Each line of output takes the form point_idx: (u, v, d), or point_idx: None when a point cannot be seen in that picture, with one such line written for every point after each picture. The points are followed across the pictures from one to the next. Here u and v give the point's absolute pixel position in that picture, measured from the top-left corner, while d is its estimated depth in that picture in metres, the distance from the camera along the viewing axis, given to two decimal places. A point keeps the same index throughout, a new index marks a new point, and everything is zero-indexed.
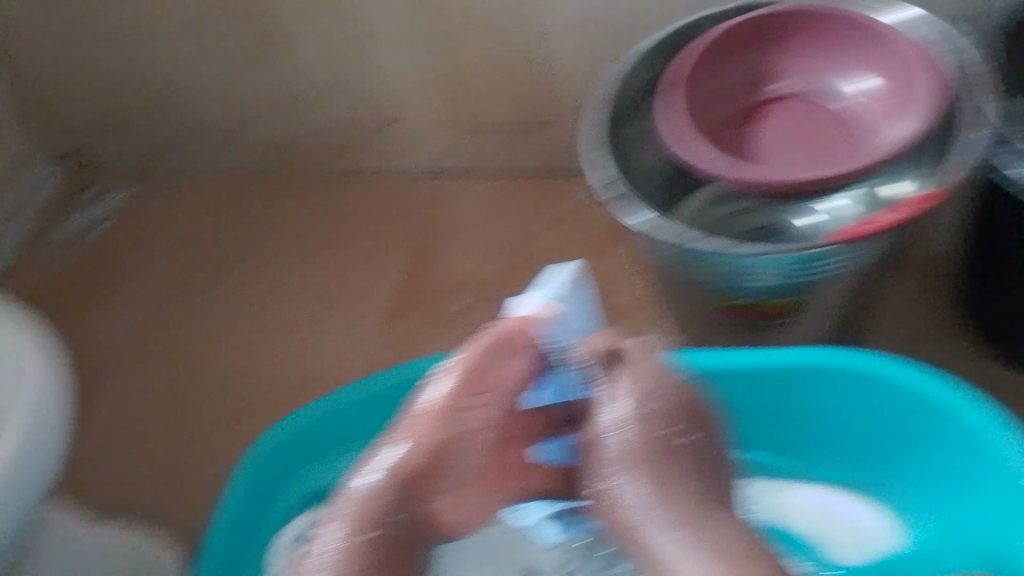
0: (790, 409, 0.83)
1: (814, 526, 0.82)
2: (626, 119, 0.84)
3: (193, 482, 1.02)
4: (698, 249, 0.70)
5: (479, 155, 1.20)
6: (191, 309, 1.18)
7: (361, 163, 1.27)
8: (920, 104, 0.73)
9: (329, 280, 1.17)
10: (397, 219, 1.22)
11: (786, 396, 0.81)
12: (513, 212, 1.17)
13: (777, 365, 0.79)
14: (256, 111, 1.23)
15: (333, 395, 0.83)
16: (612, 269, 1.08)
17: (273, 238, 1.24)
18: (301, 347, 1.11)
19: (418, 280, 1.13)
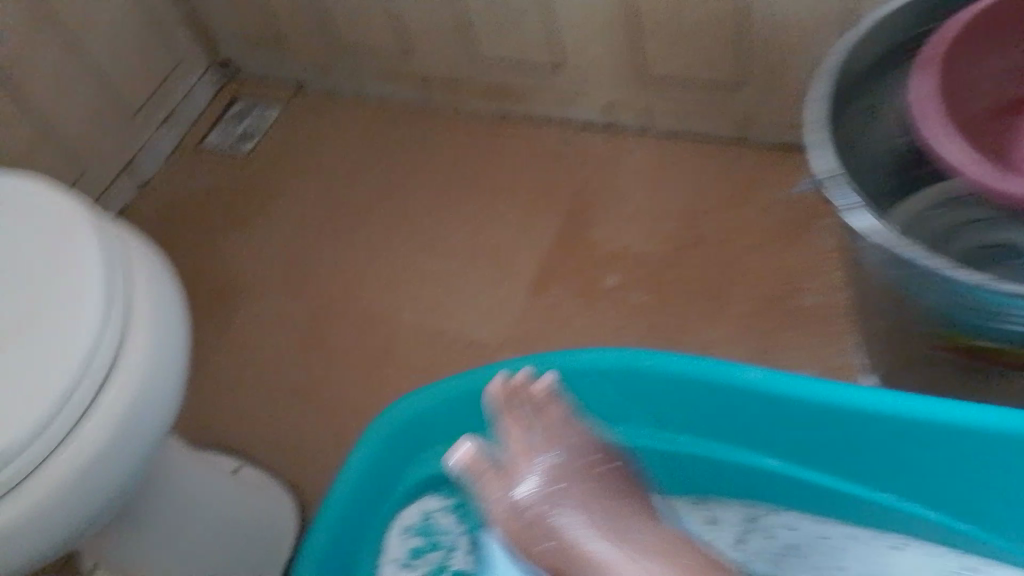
0: (1013, 488, 0.65)
1: None
2: (859, 95, 0.70)
3: (310, 427, 0.97)
4: (952, 278, 0.57)
5: (662, 108, 1.05)
6: (336, 243, 1.13)
7: (530, 105, 1.16)
8: None
9: (478, 230, 1.08)
10: (558, 171, 1.10)
11: (1013, 471, 0.63)
12: (690, 178, 1.03)
13: (1013, 433, 0.60)
14: (425, 37, 1.15)
15: (475, 371, 0.74)
16: (801, 262, 0.92)
17: (428, 178, 1.16)
18: (439, 300, 1.03)
19: (574, 243, 1.02)
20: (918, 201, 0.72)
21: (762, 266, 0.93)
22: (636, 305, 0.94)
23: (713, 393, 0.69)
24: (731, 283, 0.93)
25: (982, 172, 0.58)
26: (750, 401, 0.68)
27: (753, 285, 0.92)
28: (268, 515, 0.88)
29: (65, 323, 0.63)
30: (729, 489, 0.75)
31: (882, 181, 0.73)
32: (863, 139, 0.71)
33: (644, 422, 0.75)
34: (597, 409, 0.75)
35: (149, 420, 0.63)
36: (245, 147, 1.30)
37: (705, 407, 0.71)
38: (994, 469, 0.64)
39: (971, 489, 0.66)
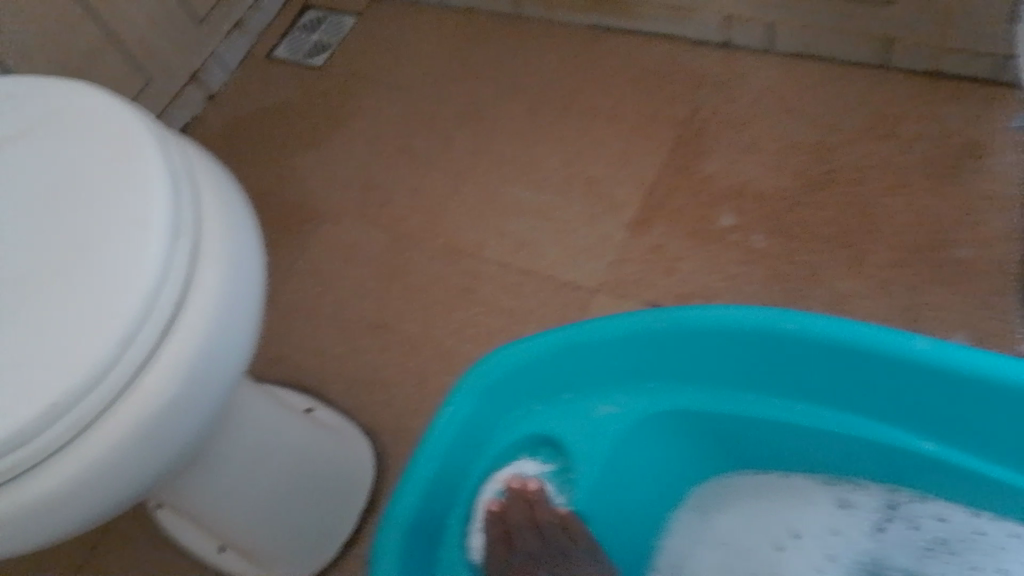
0: None
1: None
2: None
3: (385, 367, 0.89)
4: None
5: (790, 25, 0.92)
6: (415, 168, 1.04)
7: (633, 19, 1.03)
8: None
9: (572, 159, 0.97)
10: (664, 94, 0.98)
11: None
12: (818, 107, 0.90)
13: None
14: None
15: (583, 324, 0.65)
16: (951, 208, 0.80)
17: (517, 98, 1.05)
18: (529, 235, 0.93)
19: (682, 178, 0.91)
20: None
21: (906, 211, 0.81)
22: (754, 251, 0.83)
23: (870, 363, 0.59)
24: (868, 229, 0.81)
25: None
26: (915, 376, 0.58)
27: (895, 233, 0.80)
28: (344, 457, 0.81)
29: (110, 276, 0.51)
30: (876, 470, 0.66)
31: None
32: None
33: (779, 390, 0.66)
34: (726, 372, 0.66)
35: (216, 384, 0.53)
36: (318, 60, 1.20)
37: (856, 379, 0.61)
38: None
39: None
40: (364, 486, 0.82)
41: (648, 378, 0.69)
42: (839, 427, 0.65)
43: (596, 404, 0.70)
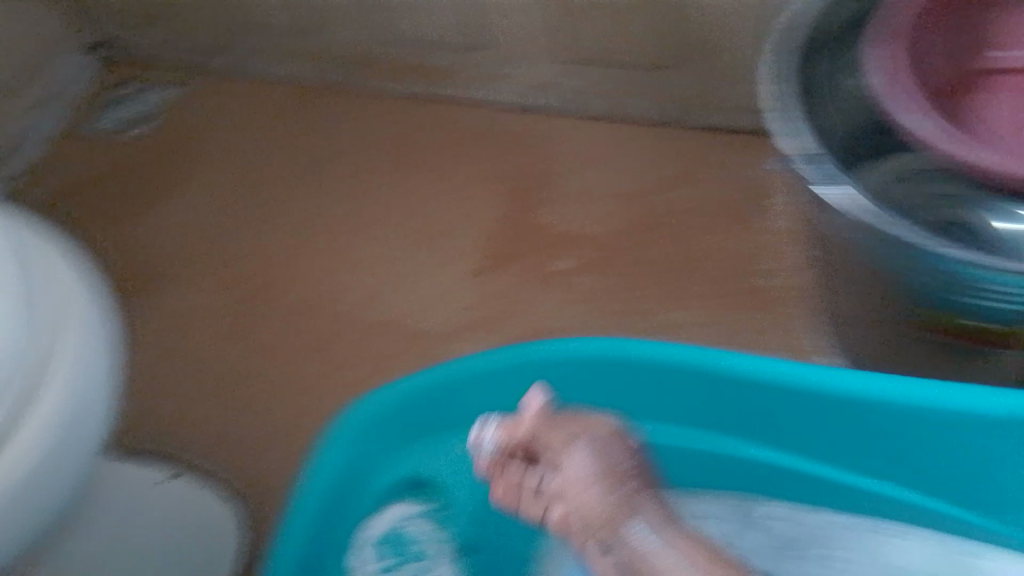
0: (997, 465, 0.65)
1: None
2: (810, 71, 0.70)
3: (245, 427, 0.89)
4: (938, 252, 0.55)
5: (593, 89, 1.04)
6: (254, 232, 1.05)
7: (450, 86, 1.12)
8: None
9: (412, 216, 1.03)
10: (491, 152, 1.07)
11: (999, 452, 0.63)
12: (626, 160, 1.02)
13: (997, 413, 0.60)
14: (334, 12, 1.08)
15: (441, 366, 0.70)
16: (746, 242, 0.93)
17: (351, 161, 1.10)
18: (377, 288, 0.97)
19: (514, 228, 0.99)
20: (876, 178, 0.71)
21: (710, 246, 0.93)
22: (589, 291, 0.92)
23: (699, 378, 0.67)
24: (684, 264, 0.93)
25: (937, 137, 0.59)
26: (735, 386, 0.67)
27: (707, 265, 0.92)
28: (206, 521, 0.81)
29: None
30: (715, 480, 0.74)
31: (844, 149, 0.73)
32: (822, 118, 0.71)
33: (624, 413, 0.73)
34: (575, 401, 0.73)
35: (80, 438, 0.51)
36: (138, 132, 1.19)
37: (685, 394, 0.70)
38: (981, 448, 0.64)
39: (947, 471, 0.67)
40: (230, 547, 0.80)
41: (509, 412, 0.75)
42: (674, 439, 0.74)
43: (460, 442, 0.75)
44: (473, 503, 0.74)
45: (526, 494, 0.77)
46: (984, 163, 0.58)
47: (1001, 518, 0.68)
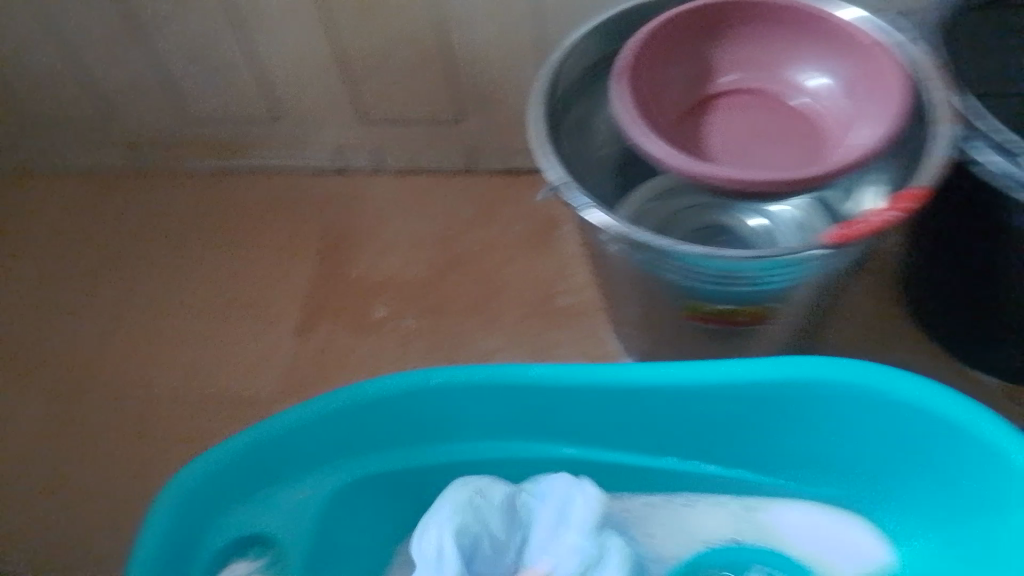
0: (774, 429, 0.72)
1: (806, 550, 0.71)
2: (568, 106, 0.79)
3: (74, 520, 0.87)
4: (681, 252, 0.65)
5: (390, 146, 1.13)
6: (65, 323, 1.04)
7: (256, 157, 1.17)
8: (890, 101, 0.69)
9: (227, 285, 1.05)
10: (298, 215, 1.11)
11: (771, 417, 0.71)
12: (428, 207, 1.10)
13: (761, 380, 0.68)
14: (132, 96, 1.12)
15: (265, 422, 0.70)
16: (545, 266, 1.01)
17: (160, 240, 1.11)
18: (197, 360, 0.98)
19: (329, 283, 1.03)
20: (641, 197, 0.84)
21: (513, 274, 1.01)
22: (406, 331, 0.97)
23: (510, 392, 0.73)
24: (489, 295, 0.99)
25: (674, 157, 0.68)
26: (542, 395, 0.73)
27: (510, 294, 0.99)
28: None
29: None
30: None
31: (610, 174, 0.83)
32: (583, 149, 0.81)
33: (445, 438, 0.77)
34: (398, 436, 0.76)
35: None
36: None
37: (501, 408, 0.74)
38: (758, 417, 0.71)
39: (737, 438, 0.73)
40: None
41: (335, 459, 0.75)
42: (496, 451, 0.77)
43: (290, 491, 0.73)
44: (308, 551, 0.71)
45: (355, 533, 0.75)
46: (710, 176, 0.67)
47: (789, 479, 0.74)
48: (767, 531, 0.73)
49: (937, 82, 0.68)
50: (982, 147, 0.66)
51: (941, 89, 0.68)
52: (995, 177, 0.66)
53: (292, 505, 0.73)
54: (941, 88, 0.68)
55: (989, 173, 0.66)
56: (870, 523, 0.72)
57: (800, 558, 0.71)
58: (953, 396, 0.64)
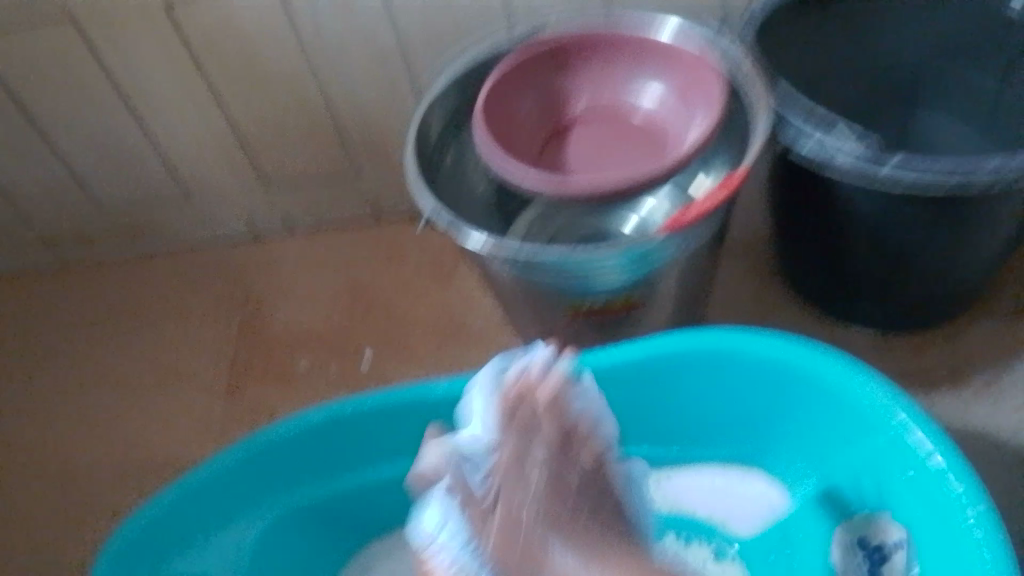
0: (662, 399, 0.79)
1: (711, 510, 0.79)
2: (443, 153, 0.85)
3: None
4: (545, 258, 0.73)
5: (296, 208, 1.19)
6: (5, 429, 1.08)
7: (170, 239, 1.22)
8: (713, 97, 0.78)
9: (156, 366, 1.10)
10: (218, 288, 1.17)
11: (656, 389, 0.78)
12: (340, 260, 1.16)
13: (638, 359, 0.75)
14: (40, 201, 1.17)
15: (196, 471, 0.79)
16: (454, 297, 1.08)
17: (87, 333, 1.16)
18: (139, 443, 1.04)
19: (253, 346, 1.09)
20: (522, 226, 0.89)
21: (424, 310, 1.07)
22: (330, 380, 1.03)
23: (417, 411, 0.82)
24: (404, 333, 1.06)
25: (533, 179, 0.77)
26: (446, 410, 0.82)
27: (425, 328, 1.06)
28: None
29: None
30: None
31: (489, 210, 0.88)
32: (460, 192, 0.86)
33: (367, 463, 0.86)
34: (322, 466, 0.85)
35: None
36: None
37: (406, 430, 0.84)
38: (645, 392, 0.78)
39: (635, 418, 0.80)
40: None
41: (267, 496, 0.84)
42: None
43: (227, 531, 0.82)
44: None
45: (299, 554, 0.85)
46: (568, 193, 0.75)
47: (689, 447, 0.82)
48: (676, 499, 0.80)
49: (755, 72, 0.78)
50: (803, 125, 0.75)
51: (760, 77, 0.78)
52: (817, 150, 0.75)
53: (230, 543, 0.82)
54: (760, 77, 0.78)
55: (812, 147, 0.76)
56: (761, 473, 0.79)
57: (708, 517, 0.79)
58: (802, 345, 0.71)
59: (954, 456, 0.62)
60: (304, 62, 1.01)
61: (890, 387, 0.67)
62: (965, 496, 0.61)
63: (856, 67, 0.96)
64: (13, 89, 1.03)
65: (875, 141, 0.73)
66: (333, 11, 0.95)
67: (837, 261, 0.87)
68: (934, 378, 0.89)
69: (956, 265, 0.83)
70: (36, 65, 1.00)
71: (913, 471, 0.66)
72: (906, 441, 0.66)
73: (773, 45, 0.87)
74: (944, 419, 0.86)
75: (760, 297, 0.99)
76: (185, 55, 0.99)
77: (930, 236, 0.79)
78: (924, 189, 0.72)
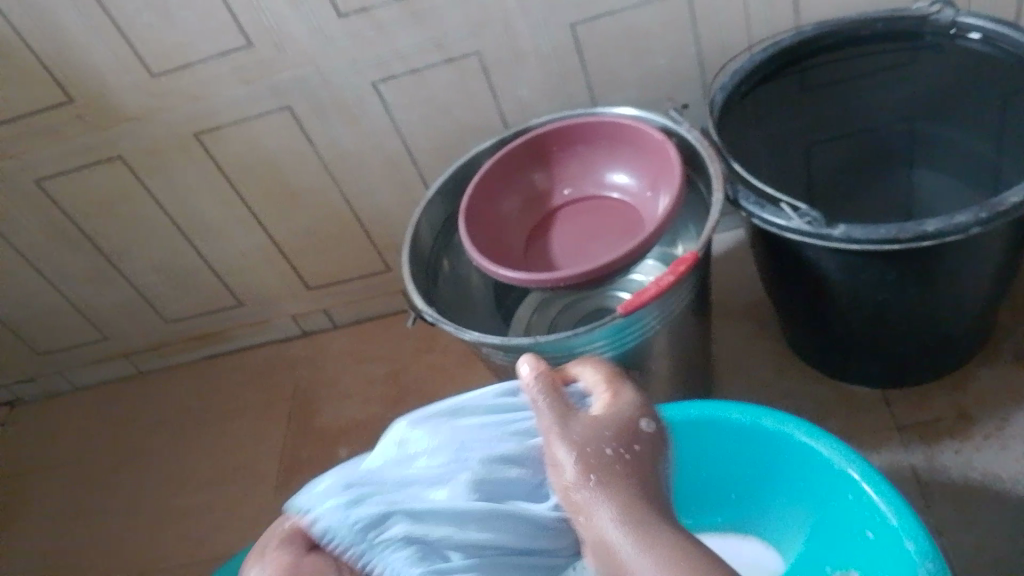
0: None
1: None
2: (437, 258, 0.93)
3: None
4: (518, 346, 0.77)
5: (338, 307, 1.29)
6: (86, 521, 1.20)
7: (230, 342, 1.34)
8: (672, 177, 0.82)
9: (216, 458, 1.21)
10: (271, 385, 1.27)
11: None
12: (379, 353, 1.25)
13: None
14: (116, 315, 1.31)
15: (224, 569, 0.84)
16: (479, 383, 1.15)
17: (158, 432, 1.28)
18: (196, 532, 1.13)
19: (300, 437, 1.19)
20: (525, 313, 0.97)
21: (453, 395, 1.15)
22: None
23: None
24: None
25: (510, 274, 0.82)
26: None
27: None
28: None
29: None
30: None
31: (490, 306, 0.96)
32: (462, 290, 0.94)
33: None
34: None
35: None
36: None
37: None
38: None
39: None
40: None
41: None
42: None
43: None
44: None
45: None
46: (538, 282, 0.80)
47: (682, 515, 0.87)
48: None
49: (711, 154, 0.82)
50: (752, 205, 0.80)
51: (715, 161, 0.81)
52: (767, 226, 0.79)
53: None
54: (715, 160, 0.81)
55: (763, 223, 0.80)
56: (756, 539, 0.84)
57: None
58: (766, 412, 0.75)
59: (908, 512, 0.65)
60: (326, 177, 1.11)
61: (851, 449, 0.70)
62: (916, 552, 0.63)
63: (838, 134, 0.99)
64: (84, 220, 1.17)
65: (817, 217, 0.77)
66: (344, 129, 1.06)
67: (826, 322, 0.91)
68: (937, 429, 0.91)
69: (935, 322, 0.87)
70: (99, 197, 1.14)
71: (872, 532, 0.68)
72: (865, 501, 0.68)
73: (740, 128, 0.93)
74: (945, 469, 0.88)
75: (768, 364, 1.02)
76: (222, 178, 1.12)
77: (897, 295, 0.83)
78: (878, 249, 0.75)
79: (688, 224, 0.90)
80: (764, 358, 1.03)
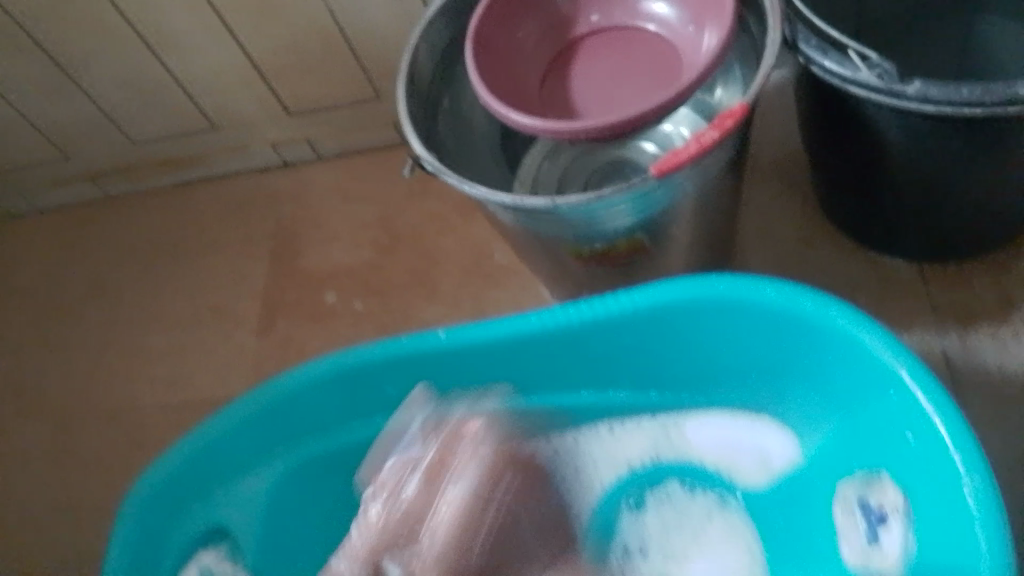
0: (670, 344, 0.79)
1: (719, 462, 0.82)
2: (437, 96, 0.81)
3: (79, 537, 1.00)
4: (532, 207, 0.68)
5: (322, 137, 1.17)
6: (57, 358, 1.14)
7: (204, 168, 1.23)
8: (723, 13, 0.70)
9: (193, 297, 1.14)
10: (250, 221, 1.18)
11: (662, 335, 0.77)
12: (370, 191, 1.15)
13: (636, 309, 0.74)
14: (78, 135, 1.18)
15: (201, 429, 0.79)
16: (476, 232, 1.07)
17: (129, 265, 1.19)
18: (178, 376, 1.08)
19: (283, 279, 1.11)
20: (534, 160, 0.87)
21: (447, 245, 1.08)
22: (355, 316, 1.05)
23: (422, 362, 0.81)
24: (430, 267, 1.06)
25: (522, 119, 0.70)
26: (444, 359, 0.81)
27: (448, 262, 1.06)
28: None
29: None
30: None
31: (495, 152, 0.85)
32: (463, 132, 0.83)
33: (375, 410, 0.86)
34: (324, 415, 0.85)
35: None
36: None
37: (413, 378, 0.83)
38: (646, 336, 0.78)
39: (642, 361, 0.81)
40: None
41: (275, 443, 0.85)
42: None
43: (240, 480, 0.85)
44: (259, 531, 0.85)
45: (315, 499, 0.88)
46: (554, 131, 0.69)
47: (698, 390, 0.83)
48: (686, 449, 0.83)
49: None
50: (813, 51, 0.68)
51: None
52: (828, 76, 0.68)
53: (244, 496, 0.85)
54: None
55: (823, 73, 0.69)
56: (772, 417, 0.80)
57: (715, 469, 0.82)
58: (807, 295, 0.69)
59: (956, 419, 0.60)
60: None
61: (897, 344, 0.64)
62: (962, 464, 0.58)
63: None
64: (33, 28, 1.01)
65: (890, 68, 0.65)
66: None
67: (875, 189, 0.81)
68: (974, 311, 0.85)
69: (995, 200, 0.78)
70: (48, 1, 0.97)
71: (913, 433, 0.64)
72: (908, 400, 0.64)
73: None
74: (979, 356, 0.82)
75: (794, 228, 0.93)
76: None
77: (960, 169, 0.73)
78: (956, 112, 0.64)
79: (734, 65, 0.79)
80: (790, 220, 0.94)
